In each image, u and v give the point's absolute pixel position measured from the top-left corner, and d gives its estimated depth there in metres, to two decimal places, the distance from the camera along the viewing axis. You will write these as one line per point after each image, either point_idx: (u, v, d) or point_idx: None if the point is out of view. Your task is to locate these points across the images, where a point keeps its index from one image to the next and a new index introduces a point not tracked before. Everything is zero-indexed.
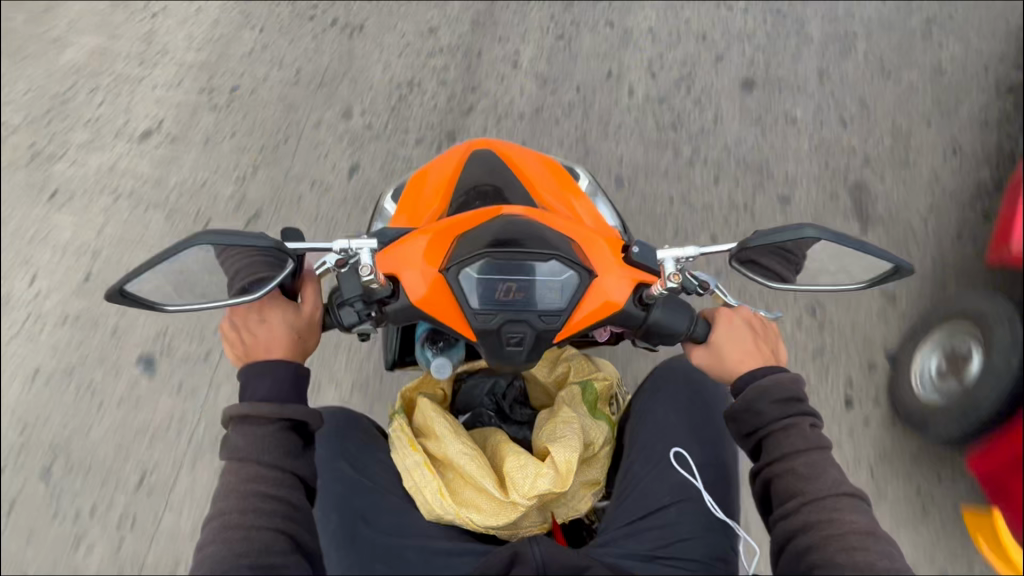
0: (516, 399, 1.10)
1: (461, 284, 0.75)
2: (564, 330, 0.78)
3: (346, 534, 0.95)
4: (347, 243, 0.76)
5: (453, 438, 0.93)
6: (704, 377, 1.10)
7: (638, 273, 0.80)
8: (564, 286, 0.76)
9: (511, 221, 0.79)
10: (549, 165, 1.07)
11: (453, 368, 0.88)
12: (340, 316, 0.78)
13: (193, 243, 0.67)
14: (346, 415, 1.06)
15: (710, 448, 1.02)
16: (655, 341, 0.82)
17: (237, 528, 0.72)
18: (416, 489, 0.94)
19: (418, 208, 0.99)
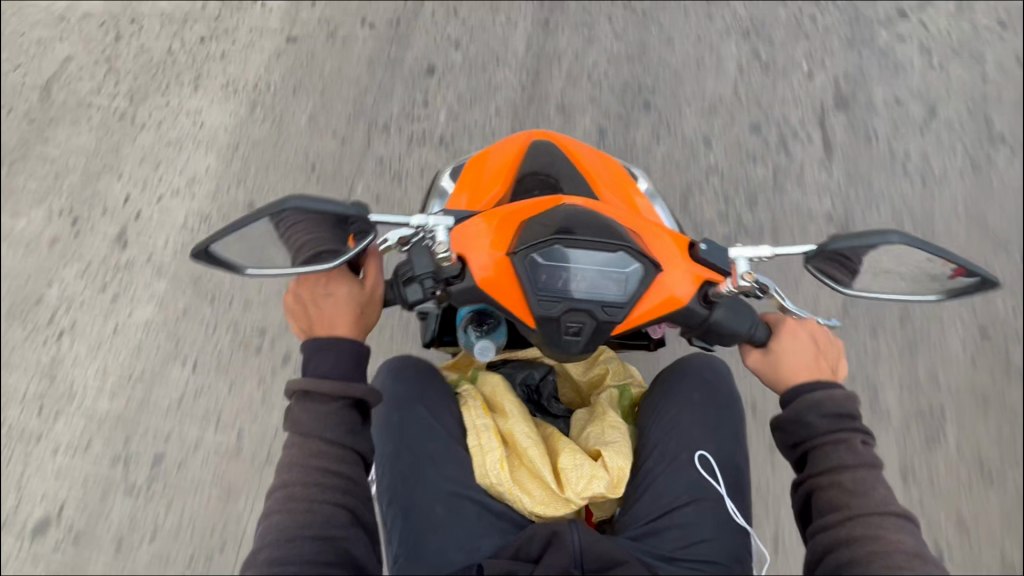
0: (550, 394, 1.16)
1: (526, 267, 0.82)
2: (623, 324, 0.85)
3: (413, 472, 0.97)
4: (424, 220, 0.89)
5: (522, 420, 1.02)
6: (721, 381, 1.09)
7: (707, 269, 0.87)
8: (627, 279, 0.82)
9: (578, 215, 0.86)
10: (605, 159, 1.12)
11: (495, 350, 1.03)
12: (407, 293, 0.87)
13: (286, 204, 0.79)
14: (427, 366, 1.07)
15: (725, 452, 1.02)
16: (711, 341, 0.88)
17: (301, 499, 0.85)
18: (478, 450, 0.98)
19: (480, 186, 1.06)
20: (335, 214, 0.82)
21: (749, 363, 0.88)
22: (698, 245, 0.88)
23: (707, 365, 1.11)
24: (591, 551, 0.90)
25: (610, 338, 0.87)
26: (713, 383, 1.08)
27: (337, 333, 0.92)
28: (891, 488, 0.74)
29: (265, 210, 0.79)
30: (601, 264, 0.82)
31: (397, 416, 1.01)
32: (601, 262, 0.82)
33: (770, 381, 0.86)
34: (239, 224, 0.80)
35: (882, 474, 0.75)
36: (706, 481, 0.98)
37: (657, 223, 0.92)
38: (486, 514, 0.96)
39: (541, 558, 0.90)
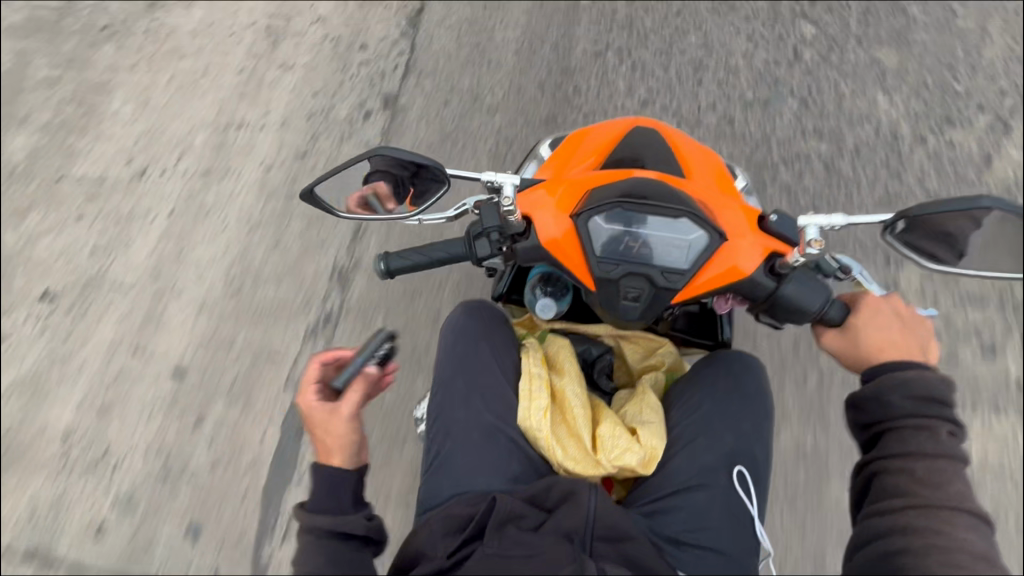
0: (603, 370, 1.20)
1: (590, 228, 0.90)
2: (684, 293, 0.90)
3: (464, 397, 1.06)
4: (495, 176, 0.99)
5: (574, 380, 1.06)
6: (759, 393, 1.08)
7: (778, 241, 0.88)
8: (691, 247, 0.87)
9: (648, 185, 0.93)
10: (705, 155, 1.18)
11: (555, 312, 1.14)
12: (476, 247, 0.97)
13: (369, 156, 0.91)
14: (494, 312, 1.18)
15: (746, 442, 1.01)
16: (779, 318, 0.87)
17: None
18: (525, 394, 1.04)
19: (572, 160, 1.19)
20: (415, 166, 0.94)
21: (826, 346, 0.85)
22: (769, 216, 0.88)
23: (737, 359, 1.12)
24: (602, 520, 0.90)
25: (672, 305, 0.93)
26: (740, 373, 1.10)
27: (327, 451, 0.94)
28: (969, 484, 0.72)
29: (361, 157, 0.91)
30: (663, 231, 0.88)
31: (462, 346, 1.12)
32: (665, 227, 0.88)
33: (851, 358, 0.83)
34: (336, 170, 0.91)
35: (962, 468, 0.72)
36: (722, 470, 0.98)
37: (733, 201, 0.96)
38: (517, 453, 1.01)
39: (555, 511, 0.93)
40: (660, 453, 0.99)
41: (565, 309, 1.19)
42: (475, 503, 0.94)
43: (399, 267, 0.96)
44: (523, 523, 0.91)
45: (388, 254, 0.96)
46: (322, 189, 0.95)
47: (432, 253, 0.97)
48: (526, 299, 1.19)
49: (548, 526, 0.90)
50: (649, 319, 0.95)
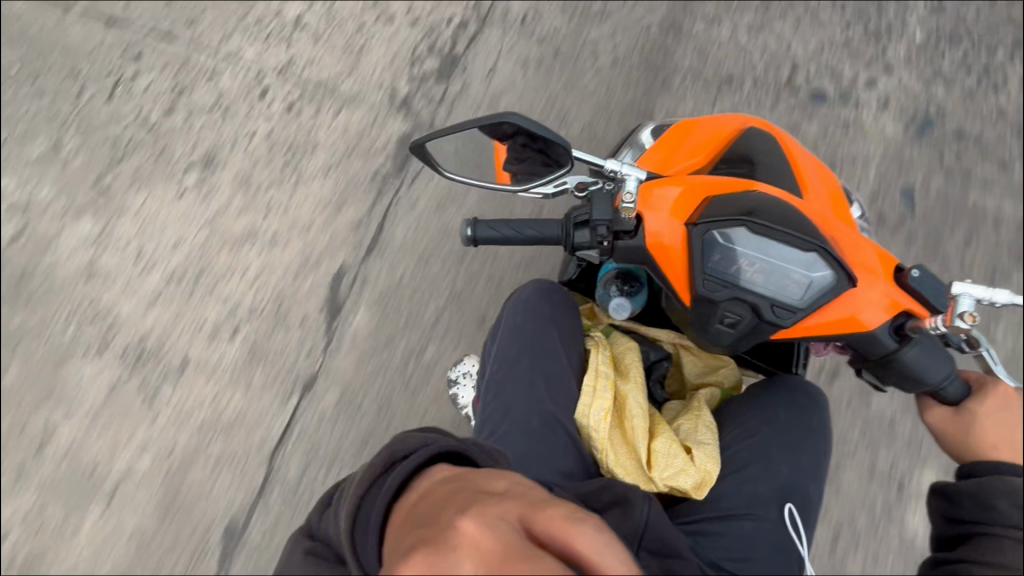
0: (659, 378, 1.17)
1: (704, 241, 0.85)
2: (789, 330, 0.86)
3: (526, 381, 1.03)
4: (619, 167, 0.96)
5: (638, 387, 1.03)
6: (817, 429, 1.07)
7: (916, 299, 0.83)
8: (810, 285, 0.82)
9: (772, 205, 0.87)
10: (823, 174, 1.07)
11: (629, 311, 1.10)
12: (576, 235, 0.90)
13: (500, 118, 0.90)
14: (562, 296, 1.13)
15: (800, 476, 1.01)
16: (886, 380, 0.86)
17: (338, 492, 0.72)
18: (589, 393, 1.02)
19: (679, 154, 1.09)
20: (537, 136, 0.92)
21: (928, 419, 0.85)
22: (910, 270, 0.83)
23: (804, 389, 1.10)
24: (653, 529, 0.88)
25: (771, 338, 0.88)
26: (805, 406, 1.08)
27: (466, 518, 0.48)
28: None
29: (487, 118, 0.91)
30: (785, 261, 0.83)
31: (530, 327, 1.09)
32: (789, 257, 0.83)
33: (956, 441, 0.82)
34: (458, 127, 0.93)
35: None
36: (773, 504, 0.98)
37: (864, 237, 0.89)
38: (572, 448, 0.99)
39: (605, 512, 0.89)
40: (713, 478, 0.98)
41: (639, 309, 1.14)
42: None
43: (487, 237, 0.89)
44: None
45: (477, 221, 0.89)
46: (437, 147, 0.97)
47: (522, 229, 0.89)
48: (597, 295, 1.15)
49: None
50: (738, 348, 0.91)
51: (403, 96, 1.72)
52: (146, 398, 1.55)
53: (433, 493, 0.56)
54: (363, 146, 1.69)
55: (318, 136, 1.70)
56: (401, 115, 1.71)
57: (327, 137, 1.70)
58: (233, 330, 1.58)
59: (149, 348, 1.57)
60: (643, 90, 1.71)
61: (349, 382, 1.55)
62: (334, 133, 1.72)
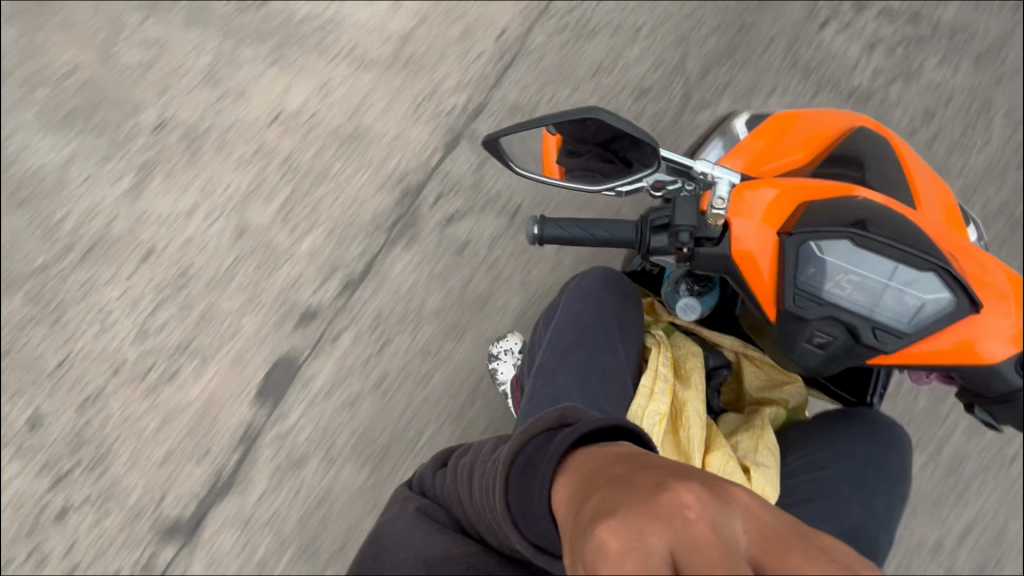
0: (716, 385, 1.09)
1: (799, 253, 0.77)
2: (890, 356, 0.77)
3: (583, 371, 0.95)
4: (710, 168, 0.87)
5: (698, 396, 0.96)
6: (894, 471, 0.98)
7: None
8: (923, 307, 0.74)
9: (882, 214, 0.78)
10: (940, 188, 0.96)
11: (696, 314, 1.03)
12: (653, 239, 0.83)
13: (590, 113, 0.81)
14: (623, 291, 1.05)
15: (870, 520, 0.93)
16: (1002, 418, 0.76)
17: (455, 458, 0.77)
18: (645, 392, 0.95)
19: (775, 150, 1.00)
20: (624, 135, 0.83)
21: None
22: None
23: (885, 425, 1.00)
24: None
25: (868, 363, 0.80)
26: (885, 445, 0.98)
27: (733, 487, 0.47)
28: None
29: (572, 113, 0.82)
30: (895, 280, 0.74)
31: (593, 316, 1.02)
32: (900, 276, 0.74)
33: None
34: (538, 121, 0.82)
35: None
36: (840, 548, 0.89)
37: (989, 255, 0.79)
38: None
39: None
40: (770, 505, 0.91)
41: (708, 312, 1.06)
42: None
43: (554, 237, 0.83)
44: None
45: (545, 219, 0.83)
46: (510, 141, 0.87)
47: (593, 229, 0.83)
48: (663, 293, 1.07)
49: None
50: (823, 371, 0.84)
51: (465, 69, 1.56)
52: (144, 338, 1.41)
53: (656, 457, 0.55)
54: (413, 99, 1.54)
55: (366, 97, 1.55)
56: (455, 74, 1.56)
57: (374, 101, 1.53)
58: (249, 277, 1.44)
59: (157, 283, 1.44)
60: (728, 93, 1.56)
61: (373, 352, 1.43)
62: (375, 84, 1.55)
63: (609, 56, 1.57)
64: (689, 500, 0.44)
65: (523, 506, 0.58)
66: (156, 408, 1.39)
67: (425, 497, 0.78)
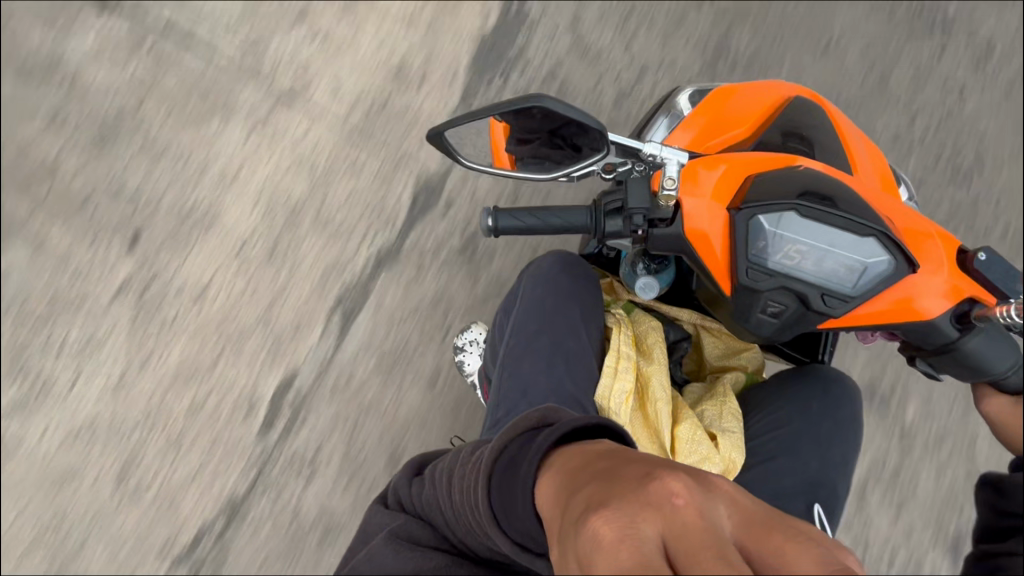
0: (679, 357, 1.12)
1: (749, 226, 0.79)
2: (836, 320, 0.81)
3: (547, 359, 0.96)
4: (659, 150, 0.85)
5: (662, 370, 0.97)
6: (849, 423, 1.03)
7: (980, 283, 0.77)
8: (866, 271, 0.77)
9: (824, 184, 0.80)
10: (874, 154, 1.00)
11: (654, 291, 1.03)
12: (607, 223, 0.83)
13: (535, 101, 0.79)
14: (582, 274, 1.05)
15: (828, 471, 0.99)
16: (940, 367, 0.80)
17: (430, 469, 0.76)
18: (610, 373, 0.96)
19: (719, 125, 1.02)
20: (570, 123, 0.82)
21: (985, 409, 0.79)
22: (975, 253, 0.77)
23: (836, 380, 1.05)
24: None
25: (817, 327, 0.83)
26: (839, 396, 1.04)
27: (715, 476, 0.48)
28: None
29: (515, 102, 0.79)
30: (839, 246, 0.77)
31: (552, 302, 1.02)
32: (844, 243, 0.76)
33: (1012, 432, 0.76)
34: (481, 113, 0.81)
35: None
36: (802, 500, 0.95)
37: (922, 214, 0.83)
38: None
39: None
40: (737, 468, 0.94)
41: (665, 286, 1.07)
42: None
43: (509, 227, 0.81)
44: None
45: (498, 210, 0.81)
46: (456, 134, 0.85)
47: (548, 217, 0.82)
48: (622, 274, 1.07)
49: None
50: (777, 339, 0.87)
51: (410, 58, 1.51)
52: (113, 355, 1.40)
53: (636, 451, 0.55)
54: (361, 92, 1.49)
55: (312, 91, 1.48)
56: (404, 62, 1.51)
57: (310, 113, 1.48)
58: (211, 285, 1.42)
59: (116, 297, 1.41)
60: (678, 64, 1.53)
61: (344, 355, 1.41)
62: (320, 77, 1.49)
63: (547, 36, 1.53)
64: (677, 488, 0.43)
65: (506, 507, 0.57)
66: (132, 446, 1.38)
67: (400, 513, 0.76)
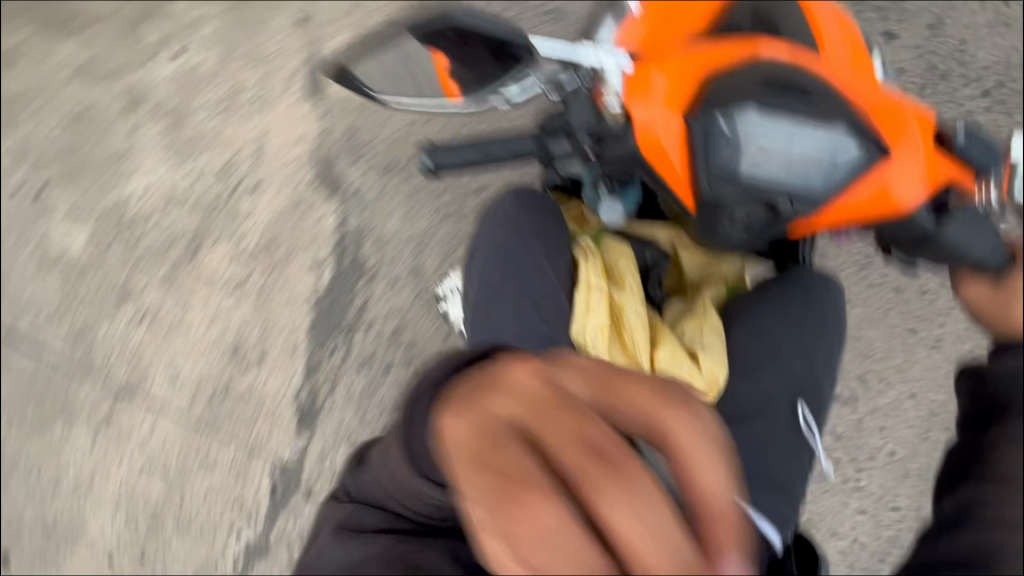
0: (657, 277, 1.09)
1: (707, 132, 0.71)
2: (806, 224, 0.76)
3: (513, 303, 0.93)
4: (598, 56, 0.76)
5: (635, 297, 0.96)
6: (831, 321, 1.02)
7: (958, 168, 0.72)
8: (838, 166, 0.70)
9: (787, 73, 0.72)
10: (844, 24, 0.89)
11: (619, 213, 1.02)
12: (553, 148, 0.82)
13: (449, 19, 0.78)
14: (542, 208, 1.00)
15: (812, 372, 0.98)
16: (916, 258, 0.77)
17: (368, 451, 0.70)
18: (582, 307, 0.92)
19: (669, 18, 0.91)
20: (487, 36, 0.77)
21: (965, 296, 0.77)
22: (951, 137, 0.72)
23: (816, 278, 1.03)
24: None
25: (787, 232, 0.79)
26: (819, 295, 1.02)
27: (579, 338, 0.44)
28: None
29: (426, 23, 0.79)
30: (807, 143, 0.70)
31: (514, 243, 0.97)
32: (812, 138, 0.69)
33: (992, 319, 0.74)
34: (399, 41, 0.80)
35: None
36: (788, 403, 0.95)
37: (897, 92, 0.75)
38: None
39: None
40: (720, 383, 0.94)
41: (632, 204, 1.02)
42: None
43: (449, 165, 0.79)
44: None
45: (435, 148, 0.78)
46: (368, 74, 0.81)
47: (489, 149, 0.79)
48: (587, 195, 1.02)
49: None
50: (745, 248, 0.83)
51: None
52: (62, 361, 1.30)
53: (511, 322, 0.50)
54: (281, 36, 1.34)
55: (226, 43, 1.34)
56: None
57: (224, 71, 1.33)
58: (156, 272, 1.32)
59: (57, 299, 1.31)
60: None
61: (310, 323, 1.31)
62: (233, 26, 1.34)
63: None
64: (524, 366, 0.40)
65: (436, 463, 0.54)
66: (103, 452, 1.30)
67: (347, 501, 0.72)
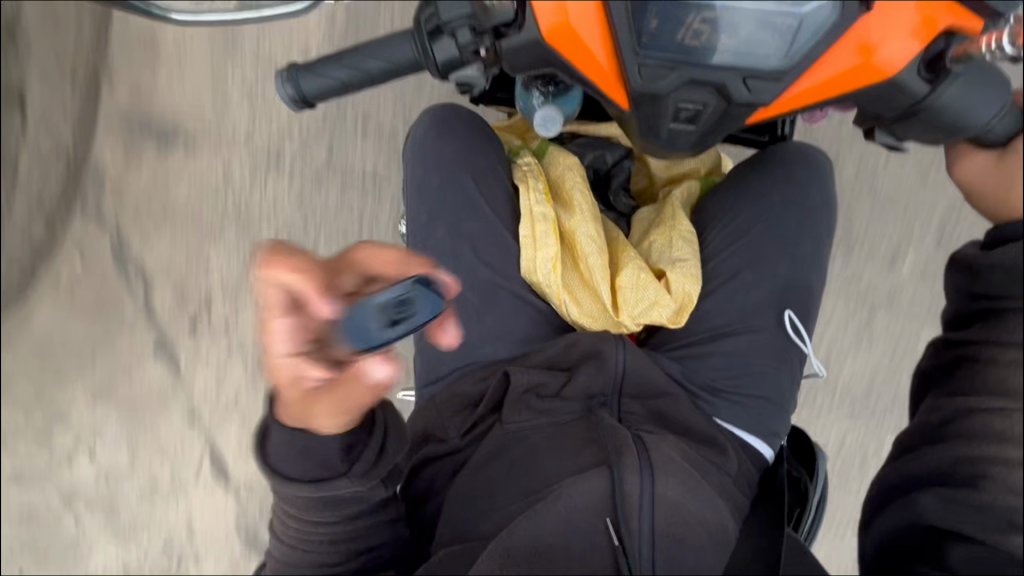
0: (622, 184, 0.95)
1: (627, 4, 0.56)
2: (768, 110, 0.60)
3: (448, 248, 0.84)
4: None
5: (587, 218, 0.83)
6: (821, 209, 0.89)
7: (964, 5, 0.54)
8: (801, 27, 0.55)
9: None
10: None
11: (560, 121, 0.80)
12: (436, 51, 0.62)
13: None
14: (466, 129, 0.86)
15: (799, 271, 0.87)
16: (908, 134, 0.61)
17: None
18: (528, 242, 0.82)
19: None
20: None
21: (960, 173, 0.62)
22: None
23: (801, 160, 0.89)
24: (633, 375, 0.79)
25: (749, 122, 0.62)
26: (805, 181, 0.89)
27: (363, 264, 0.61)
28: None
29: None
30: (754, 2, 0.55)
31: (437, 178, 0.85)
32: None
33: (987, 201, 0.60)
34: None
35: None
36: (771, 310, 0.86)
37: None
38: (524, 309, 0.85)
39: (569, 389, 0.78)
40: (694, 299, 0.85)
41: (576, 109, 0.84)
42: (485, 378, 0.83)
43: (317, 92, 0.65)
44: (542, 389, 0.79)
45: (295, 71, 0.65)
46: None
47: (358, 63, 0.64)
48: (521, 105, 0.84)
49: (571, 388, 0.78)
50: (701, 150, 0.65)
51: None
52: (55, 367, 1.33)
53: None
54: None
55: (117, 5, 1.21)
56: None
57: (120, 36, 1.21)
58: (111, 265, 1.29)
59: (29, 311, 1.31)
60: None
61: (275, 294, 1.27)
62: None
63: None
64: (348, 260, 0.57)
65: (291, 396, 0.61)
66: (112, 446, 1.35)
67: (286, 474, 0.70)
